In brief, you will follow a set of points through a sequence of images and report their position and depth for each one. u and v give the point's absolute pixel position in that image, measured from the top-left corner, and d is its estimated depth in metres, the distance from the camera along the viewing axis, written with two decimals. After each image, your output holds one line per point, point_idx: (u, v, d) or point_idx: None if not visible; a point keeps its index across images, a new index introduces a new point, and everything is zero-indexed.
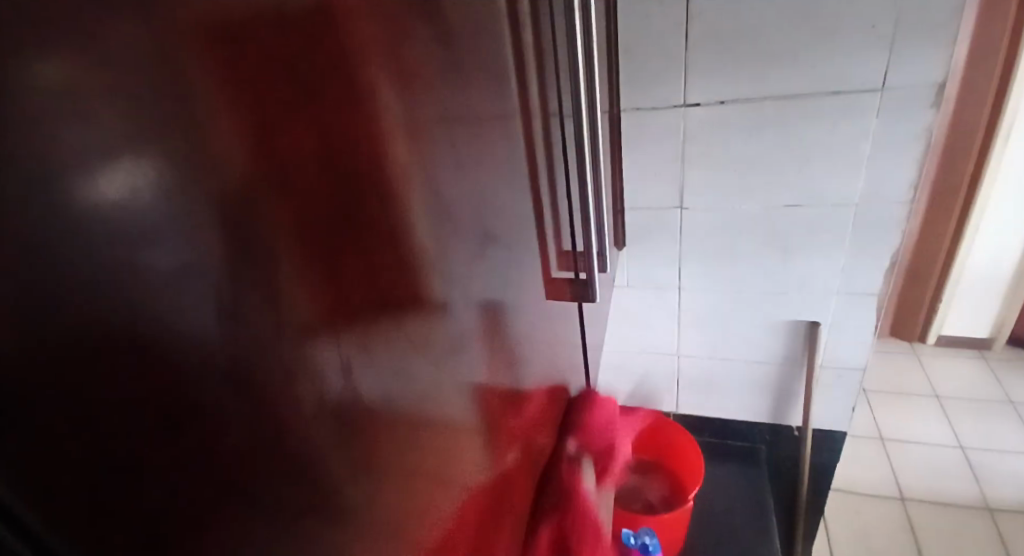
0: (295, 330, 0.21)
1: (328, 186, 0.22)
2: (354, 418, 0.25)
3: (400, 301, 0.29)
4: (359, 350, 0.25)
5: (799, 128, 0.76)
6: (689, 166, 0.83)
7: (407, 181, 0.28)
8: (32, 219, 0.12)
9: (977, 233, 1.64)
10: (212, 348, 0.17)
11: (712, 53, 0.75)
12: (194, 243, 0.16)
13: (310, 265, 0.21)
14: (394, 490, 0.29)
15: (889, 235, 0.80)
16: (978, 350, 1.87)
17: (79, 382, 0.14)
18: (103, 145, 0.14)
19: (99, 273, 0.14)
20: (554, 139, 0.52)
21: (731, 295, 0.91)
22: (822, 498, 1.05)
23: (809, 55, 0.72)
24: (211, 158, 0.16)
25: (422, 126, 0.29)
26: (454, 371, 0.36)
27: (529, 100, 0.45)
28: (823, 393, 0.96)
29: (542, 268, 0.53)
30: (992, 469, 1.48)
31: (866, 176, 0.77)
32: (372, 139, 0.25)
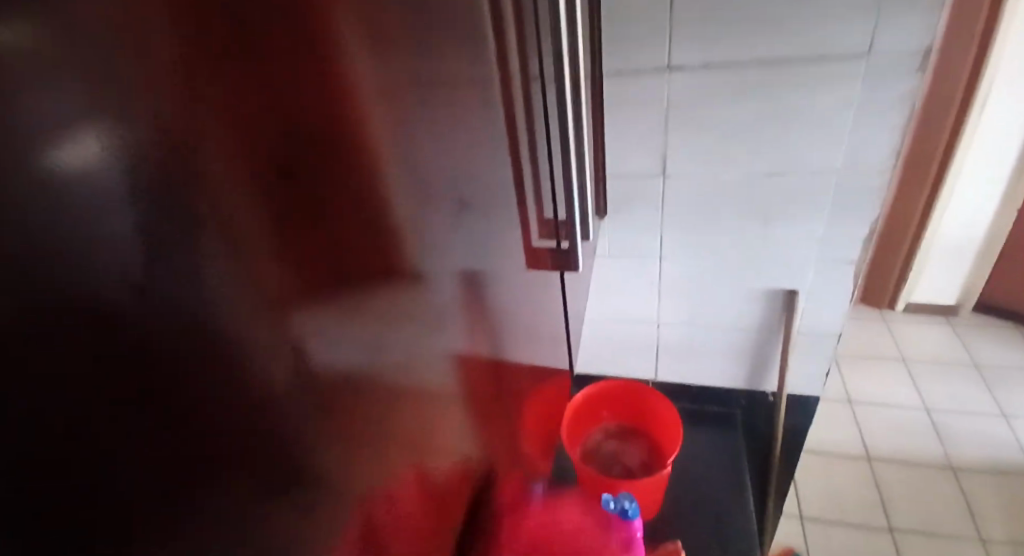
0: (271, 311, 0.20)
1: (300, 153, 0.21)
2: (331, 396, 0.24)
3: (376, 272, 0.28)
4: (332, 330, 0.24)
5: (783, 94, 0.75)
6: (672, 133, 0.82)
7: (381, 147, 0.26)
8: (19, 199, 0.11)
9: (949, 202, 1.67)
10: (194, 330, 0.16)
11: (697, 15, 0.73)
12: (167, 220, 0.15)
13: (281, 237, 0.20)
14: (371, 466, 0.28)
15: (869, 204, 0.81)
16: (945, 316, 1.93)
17: (77, 376, 0.12)
18: (78, 117, 0.12)
19: (86, 257, 0.13)
20: (535, 103, 0.50)
21: (711, 265, 0.92)
22: (794, 460, 1.09)
23: (795, 19, 0.70)
24: (182, 127, 0.15)
25: (397, 88, 0.27)
26: (432, 342, 0.35)
27: (508, 61, 0.43)
28: (799, 359, 0.98)
29: (522, 236, 0.52)
30: (954, 430, 1.56)
31: (849, 145, 0.77)
32: (345, 102, 0.23)
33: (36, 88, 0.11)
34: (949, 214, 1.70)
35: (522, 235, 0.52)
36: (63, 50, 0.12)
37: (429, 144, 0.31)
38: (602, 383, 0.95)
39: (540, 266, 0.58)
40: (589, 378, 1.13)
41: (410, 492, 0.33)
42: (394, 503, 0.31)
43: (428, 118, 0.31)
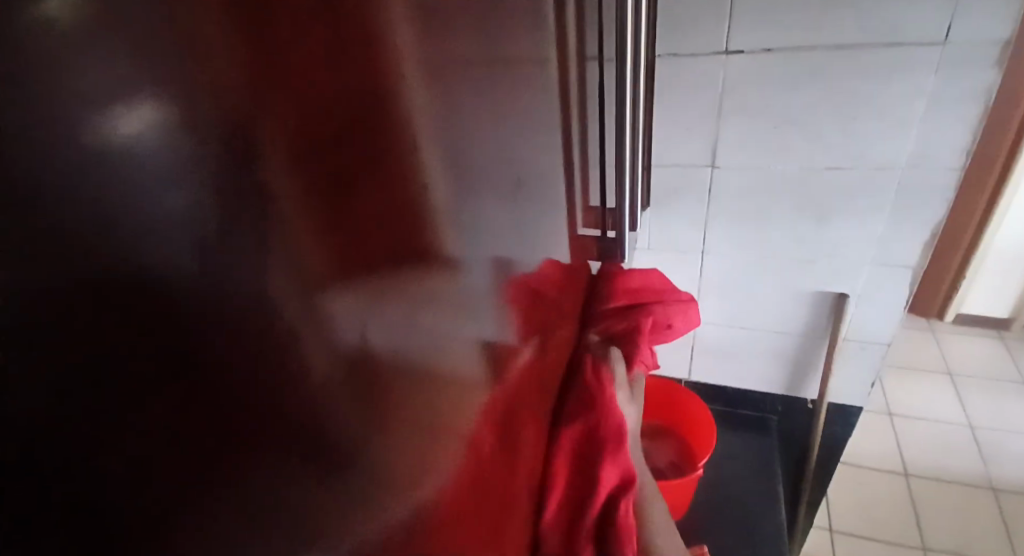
0: (308, 300, 0.19)
1: (341, 131, 0.20)
2: (365, 389, 0.24)
3: (409, 256, 0.26)
4: (367, 322, 0.23)
5: (848, 84, 0.71)
6: (725, 122, 0.78)
7: (421, 126, 0.25)
8: (37, 175, 0.10)
9: (1009, 210, 1.58)
10: (224, 323, 0.15)
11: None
12: (205, 205, 0.14)
13: (320, 219, 0.19)
14: (401, 466, 0.28)
15: (933, 204, 0.76)
16: (998, 330, 1.83)
17: (91, 368, 0.12)
18: (115, 93, 0.12)
19: (108, 240, 0.12)
20: (590, 85, 0.49)
21: (755, 262, 0.89)
22: (829, 471, 1.06)
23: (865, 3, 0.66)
24: (221, 106, 0.14)
25: (444, 64, 0.26)
26: (463, 330, 0.34)
27: (566, 40, 0.41)
28: (843, 365, 0.94)
29: (568, 222, 0.52)
30: (1000, 449, 1.48)
31: (916, 141, 0.73)
32: (388, 80, 0.22)
33: (69, 58, 0.11)
34: (1010, 221, 1.61)
35: (566, 224, 0.51)
36: (105, 24, 0.12)
37: (474, 129, 0.30)
38: None
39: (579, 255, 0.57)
40: None
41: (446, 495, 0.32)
42: (427, 492, 0.30)
43: (474, 99, 0.30)
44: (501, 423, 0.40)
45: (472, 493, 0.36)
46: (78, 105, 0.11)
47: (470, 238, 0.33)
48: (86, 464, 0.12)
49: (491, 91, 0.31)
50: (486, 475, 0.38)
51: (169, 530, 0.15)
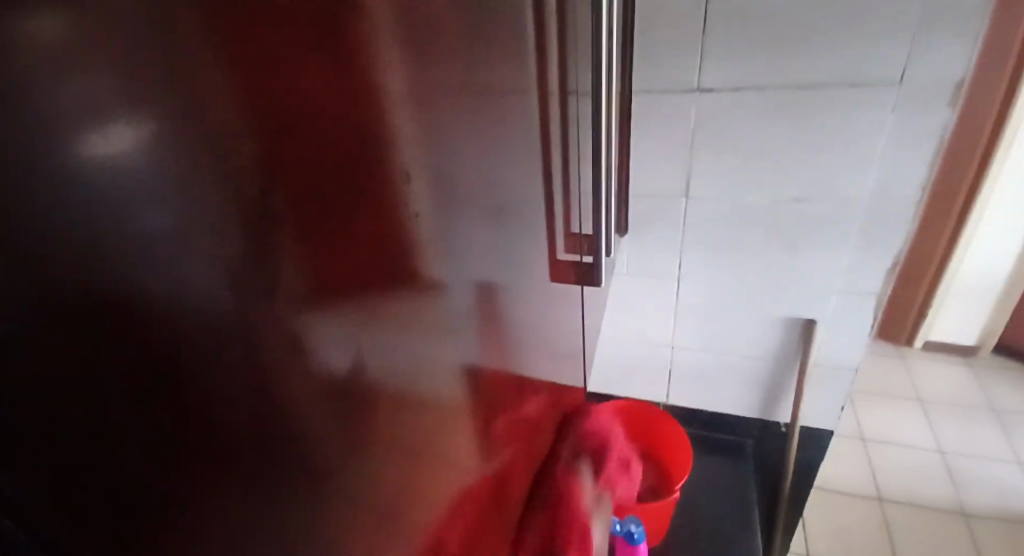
0: (296, 310, 0.20)
1: (332, 154, 0.21)
2: (350, 405, 0.24)
3: (395, 274, 0.27)
4: (355, 339, 0.24)
5: (814, 120, 0.75)
6: (698, 153, 0.82)
7: (409, 149, 0.26)
8: (41, 205, 0.12)
9: (970, 242, 1.65)
10: (215, 330, 0.16)
11: (729, 38, 0.73)
12: (195, 217, 0.15)
13: (311, 235, 0.20)
14: (376, 488, 0.28)
15: (896, 235, 0.80)
16: (964, 356, 1.89)
17: (78, 373, 0.13)
18: (118, 124, 0.13)
19: (107, 257, 0.13)
20: (569, 117, 0.51)
21: (728, 289, 0.91)
22: (802, 494, 1.07)
23: (829, 46, 0.71)
24: (217, 131, 0.16)
25: (430, 94, 0.27)
26: (448, 350, 0.35)
27: (548, 74, 0.44)
28: (815, 390, 0.96)
29: (549, 246, 0.54)
30: (969, 474, 1.51)
31: (878, 175, 0.77)
32: (377, 106, 0.23)
33: (76, 97, 0.12)
34: (972, 252, 1.68)
35: (547, 247, 0.53)
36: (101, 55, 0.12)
37: (460, 157, 0.32)
38: (615, 402, 0.94)
39: (561, 279, 0.58)
40: (599, 398, 1.12)
41: (410, 521, 0.32)
42: (402, 508, 0.31)
43: (462, 126, 0.31)
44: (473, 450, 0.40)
45: (444, 512, 0.36)
46: (81, 137, 0.12)
47: (456, 263, 0.34)
48: (70, 465, 0.13)
49: (476, 119, 0.33)
50: (456, 494, 0.38)
51: (155, 528, 0.16)
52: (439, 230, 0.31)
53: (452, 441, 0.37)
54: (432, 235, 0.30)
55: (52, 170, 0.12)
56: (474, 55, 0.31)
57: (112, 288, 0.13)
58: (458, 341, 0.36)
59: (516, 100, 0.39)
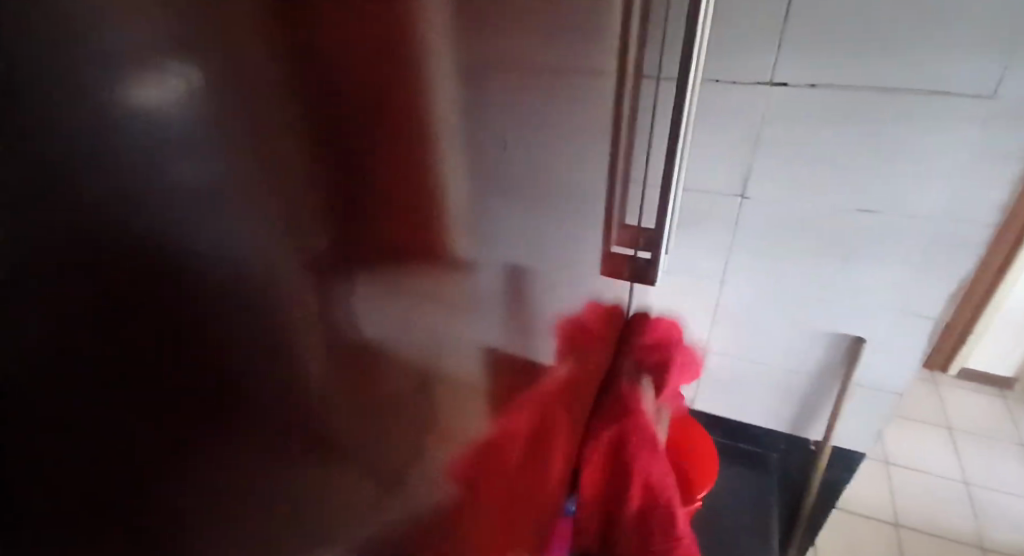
0: (307, 278, 0.18)
1: (369, 124, 0.19)
2: (360, 375, 0.23)
3: (424, 256, 0.26)
4: (371, 307, 0.23)
5: (890, 126, 0.71)
6: (759, 152, 0.78)
7: (446, 123, 0.25)
8: (44, 188, 0.10)
9: (1023, 271, 1.58)
10: (222, 315, 0.15)
11: (806, 33, 0.69)
12: (207, 180, 0.14)
13: (336, 201, 0.19)
14: (371, 464, 0.26)
15: (961, 258, 0.76)
16: (1000, 390, 1.81)
17: (85, 373, 0.12)
18: (149, 113, 0.12)
19: (123, 255, 0.12)
20: (639, 99, 0.51)
21: (775, 298, 0.88)
22: (825, 509, 1.07)
23: (918, 48, 0.65)
24: (238, 80, 0.14)
25: (480, 67, 0.26)
26: (471, 336, 0.33)
27: (626, 58, 0.45)
28: (850, 411, 0.93)
29: (603, 241, 0.56)
30: (994, 509, 1.46)
31: (950, 193, 0.72)
32: (418, 80, 0.22)
33: (97, 74, 0.11)
34: (1023, 283, 1.61)
35: (599, 242, 0.55)
36: (139, 31, 0.12)
37: (501, 135, 0.30)
38: None
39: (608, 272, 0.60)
40: None
41: (410, 500, 0.30)
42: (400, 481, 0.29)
43: (506, 98, 0.29)
44: (486, 431, 0.38)
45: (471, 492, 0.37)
46: (105, 123, 0.11)
47: (483, 240, 0.32)
48: (68, 471, 0.12)
49: (524, 88, 0.31)
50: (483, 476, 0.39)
51: (155, 530, 0.15)
52: (470, 208, 0.29)
53: (460, 419, 0.34)
54: (463, 207, 0.28)
55: (67, 152, 0.11)
56: (534, 22, 0.29)
57: (130, 285, 0.12)
58: (479, 319, 0.34)
59: (568, 80, 0.37)
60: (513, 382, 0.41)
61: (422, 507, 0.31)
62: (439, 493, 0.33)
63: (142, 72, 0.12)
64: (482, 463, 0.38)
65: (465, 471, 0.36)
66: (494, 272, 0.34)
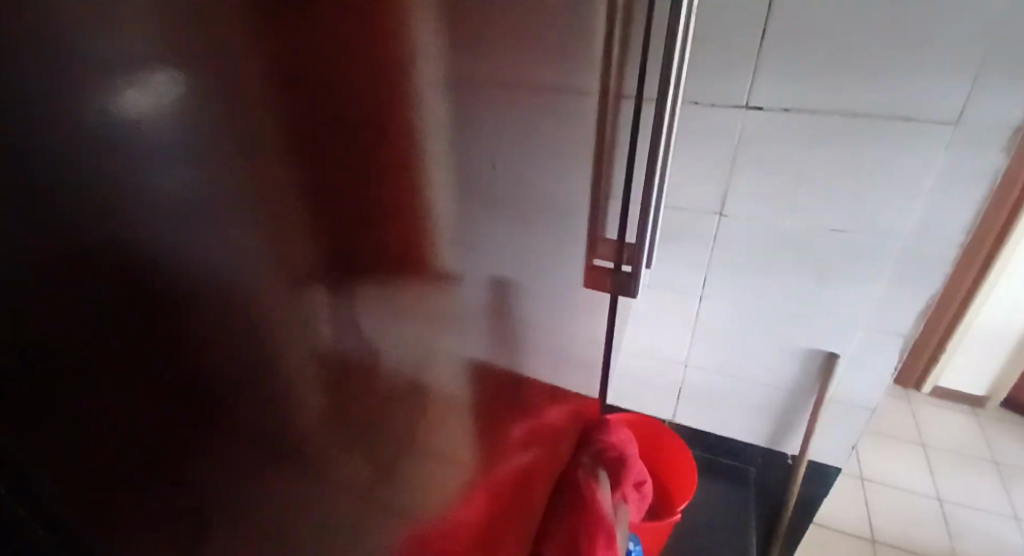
0: (297, 283, 0.19)
1: (357, 134, 0.20)
2: (348, 382, 0.23)
3: (410, 265, 0.27)
4: (359, 315, 0.23)
5: (861, 149, 0.74)
6: (737, 171, 0.80)
7: (433, 136, 0.25)
8: (46, 192, 0.11)
9: (990, 292, 1.63)
10: (218, 316, 0.16)
11: (782, 59, 0.72)
12: (207, 185, 0.14)
13: (325, 209, 0.20)
14: (358, 474, 0.26)
15: (930, 277, 0.79)
16: (971, 407, 1.86)
17: (77, 370, 0.13)
18: (148, 126, 0.13)
19: (121, 260, 0.13)
20: (622, 118, 0.53)
21: (754, 314, 0.90)
22: (802, 526, 1.07)
23: (887, 76, 0.69)
24: (235, 93, 0.15)
25: (466, 83, 0.27)
26: (455, 347, 0.34)
27: (609, 79, 0.47)
28: (826, 426, 0.95)
29: (586, 255, 0.58)
30: (967, 525, 1.49)
31: (919, 214, 0.75)
32: (406, 96, 0.23)
33: (102, 93, 0.12)
34: (991, 303, 1.66)
35: (582, 256, 0.56)
36: (141, 52, 0.12)
37: (487, 148, 0.31)
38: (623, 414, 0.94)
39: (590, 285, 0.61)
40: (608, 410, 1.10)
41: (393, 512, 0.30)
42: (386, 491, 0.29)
43: (492, 111, 0.30)
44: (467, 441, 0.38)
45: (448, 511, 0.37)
46: (109, 139, 0.12)
47: (469, 249, 0.32)
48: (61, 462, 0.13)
49: (511, 101, 0.32)
50: (458, 492, 0.39)
51: (148, 526, 0.16)
52: (456, 217, 0.30)
53: (445, 431, 0.35)
54: (451, 215, 0.29)
55: (67, 160, 0.11)
56: (520, 40, 0.31)
57: (124, 287, 0.13)
58: (464, 331, 0.34)
59: (553, 96, 0.38)
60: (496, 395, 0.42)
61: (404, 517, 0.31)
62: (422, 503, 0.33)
63: (139, 89, 0.12)
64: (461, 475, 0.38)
65: (445, 482, 0.36)
66: (479, 284, 0.35)
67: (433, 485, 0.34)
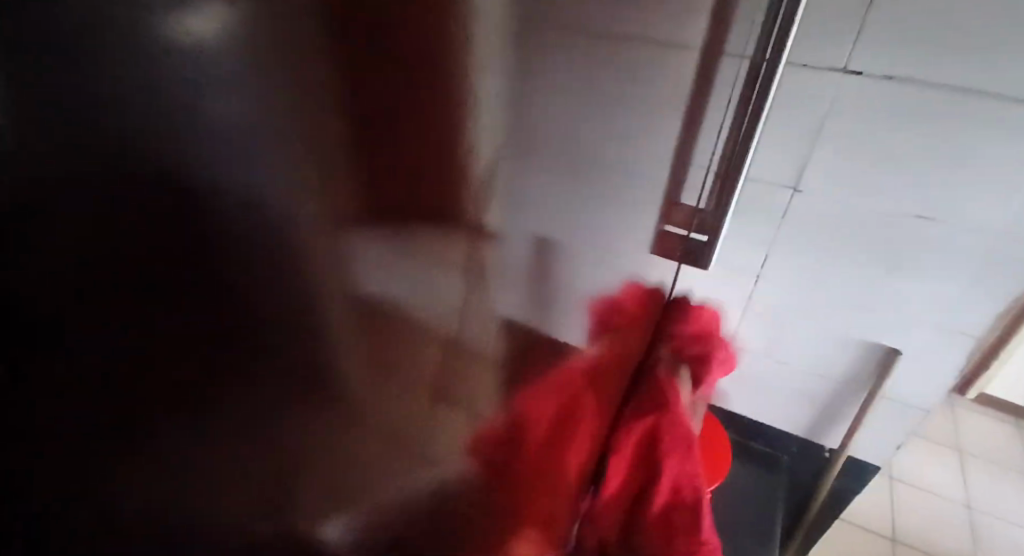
0: (328, 231, 0.17)
1: (407, 66, 0.18)
2: (376, 341, 0.22)
3: (450, 220, 0.24)
4: (393, 260, 0.21)
5: (965, 132, 0.67)
6: (821, 144, 0.75)
7: (484, 91, 0.23)
8: (32, 171, 0.09)
9: None
10: (234, 283, 0.14)
11: (892, 26, 0.65)
12: (231, 132, 0.13)
13: (367, 150, 0.17)
14: (370, 440, 0.24)
15: (1016, 278, 0.73)
16: (1015, 419, 1.78)
17: (61, 373, 0.11)
18: (150, 83, 0.10)
19: (126, 242, 0.11)
20: (717, 78, 0.49)
21: (812, 300, 0.86)
22: (831, 515, 1.07)
23: (1011, 54, 0.62)
24: (267, 19, 0.12)
25: (541, 11, 0.24)
26: (489, 305, 0.32)
27: (713, 32, 0.44)
28: (875, 422, 0.92)
29: (658, 221, 0.56)
30: (995, 535, 1.45)
31: (1017, 211, 0.69)
32: (465, 24, 0.20)
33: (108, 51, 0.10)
34: None
35: (654, 221, 0.55)
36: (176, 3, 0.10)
37: (545, 93, 0.28)
38: None
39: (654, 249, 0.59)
40: None
41: (401, 476, 0.28)
42: (402, 447, 0.27)
43: (561, 47, 0.27)
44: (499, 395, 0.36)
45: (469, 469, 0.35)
46: (116, 107, 0.10)
47: (508, 201, 0.29)
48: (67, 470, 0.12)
49: (584, 35, 0.28)
50: (481, 450, 0.36)
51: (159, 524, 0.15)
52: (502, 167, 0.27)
53: (473, 381, 0.32)
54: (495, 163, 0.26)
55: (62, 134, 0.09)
56: None
57: (120, 272, 0.11)
58: (495, 291, 0.32)
59: (634, 43, 0.34)
60: (533, 350, 0.40)
61: (416, 459, 0.29)
62: (443, 448, 0.31)
63: (157, 46, 0.10)
64: (489, 429, 0.36)
65: (472, 429, 0.34)
66: (516, 241, 0.32)
67: (457, 434, 0.32)
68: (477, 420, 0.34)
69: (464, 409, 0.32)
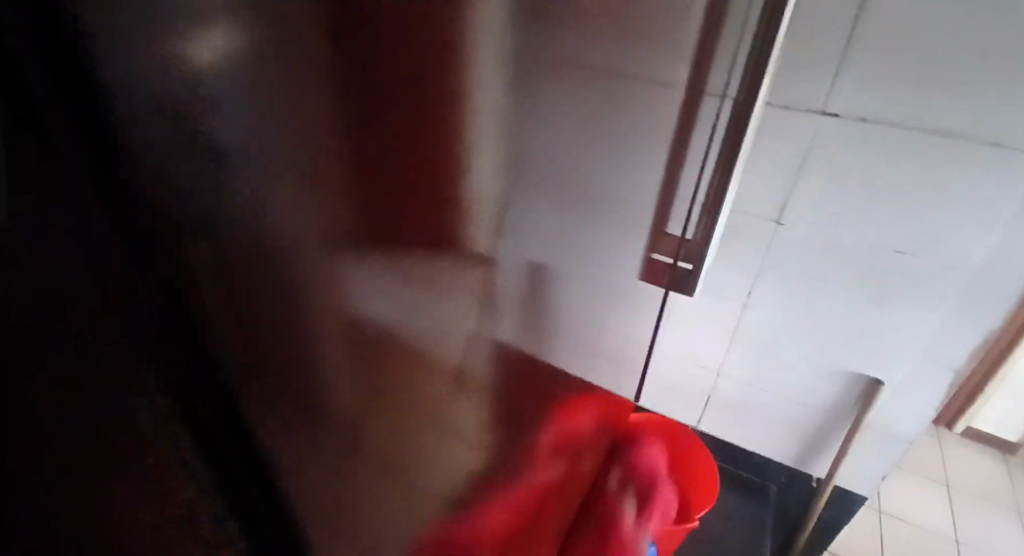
0: (331, 253, 0.19)
1: (411, 101, 0.19)
2: (375, 361, 0.24)
3: (447, 248, 0.26)
4: (394, 286, 0.23)
5: (940, 170, 0.70)
6: (803, 178, 0.77)
7: (485, 122, 0.24)
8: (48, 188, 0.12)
9: None
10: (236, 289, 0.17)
11: (869, 70, 0.68)
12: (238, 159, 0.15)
13: (372, 178, 0.19)
14: (364, 461, 0.27)
15: (994, 311, 0.75)
16: (1002, 453, 1.79)
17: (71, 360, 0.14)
18: (163, 121, 0.13)
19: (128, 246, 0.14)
20: (702, 115, 0.51)
21: (797, 328, 0.88)
22: (820, 545, 1.07)
23: (980, 100, 0.66)
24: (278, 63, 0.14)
25: (535, 51, 0.25)
26: (484, 330, 0.33)
27: (698, 73, 0.46)
28: (861, 452, 0.92)
29: (647, 247, 0.58)
30: None
31: (992, 247, 0.72)
32: (465, 60, 0.21)
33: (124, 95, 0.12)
34: None
35: (643, 248, 0.57)
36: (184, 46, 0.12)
37: (540, 127, 0.30)
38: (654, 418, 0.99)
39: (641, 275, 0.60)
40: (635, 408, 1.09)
41: (390, 493, 0.31)
42: (393, 469, 0.30)
43: (555, 84, 0.29)
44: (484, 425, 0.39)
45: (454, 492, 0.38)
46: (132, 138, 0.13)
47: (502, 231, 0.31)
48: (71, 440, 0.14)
49: (576, 74, 0.30)
50: (464, 474, 0.38)
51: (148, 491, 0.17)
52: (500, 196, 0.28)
53: (462, 414, 0.35)
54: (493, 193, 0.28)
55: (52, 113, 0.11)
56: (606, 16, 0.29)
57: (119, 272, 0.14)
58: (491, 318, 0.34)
59: (623, 81, 0.36)
60: (519, 387, 0.42)
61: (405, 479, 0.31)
62: (429, 473, 0.34)
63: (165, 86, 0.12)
64: (474, 456, 0.39)
65: (456, 457, 0.37)
66: (513, 270, 0.34)
67: (444, 461, 0.35)
68: (461, 450, 0.37)
69: (452, 433, 0.34)
